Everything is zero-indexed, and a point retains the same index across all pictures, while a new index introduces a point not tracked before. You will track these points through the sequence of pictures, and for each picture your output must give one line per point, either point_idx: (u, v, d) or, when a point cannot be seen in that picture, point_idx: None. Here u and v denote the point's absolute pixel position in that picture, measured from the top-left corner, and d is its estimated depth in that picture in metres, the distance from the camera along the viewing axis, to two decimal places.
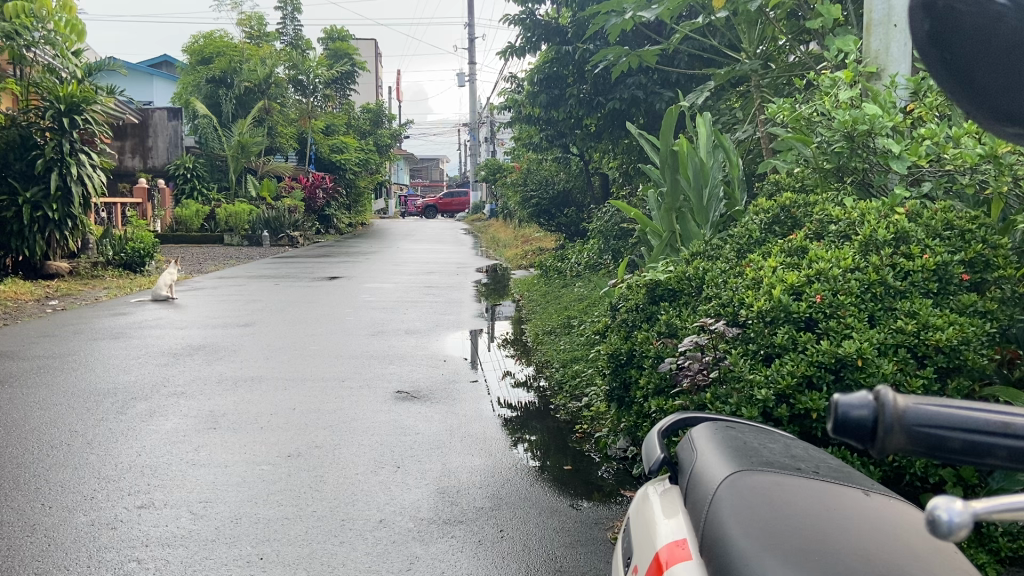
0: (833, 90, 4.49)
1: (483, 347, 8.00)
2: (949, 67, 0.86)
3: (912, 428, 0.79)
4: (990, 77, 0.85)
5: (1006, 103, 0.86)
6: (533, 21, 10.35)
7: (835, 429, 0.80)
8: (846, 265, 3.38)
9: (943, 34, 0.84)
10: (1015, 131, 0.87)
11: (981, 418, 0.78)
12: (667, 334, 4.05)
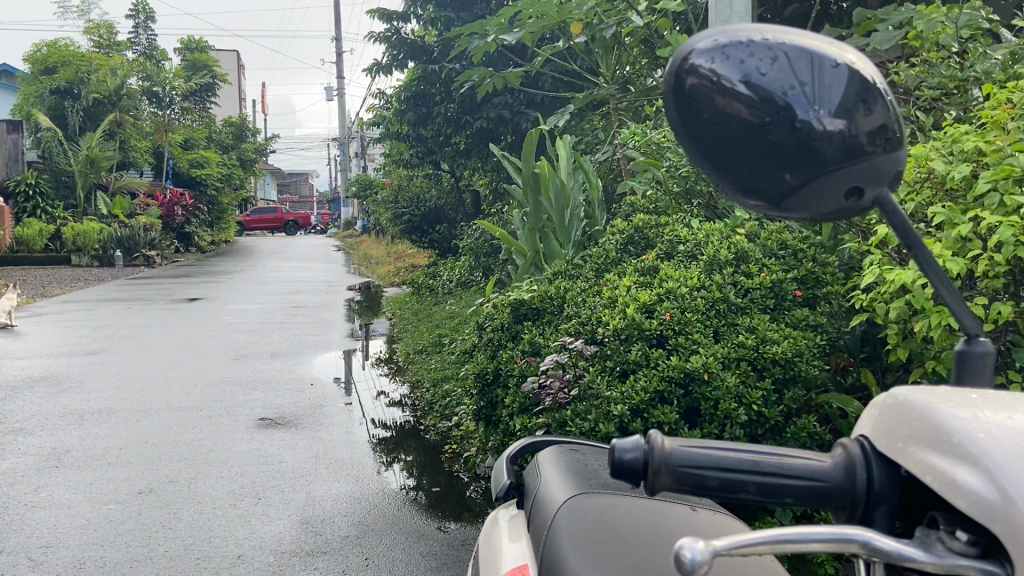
0: None
1: (355, 367, 7.90)
2: (708, 150, 0.99)
3: (677, 468, 0.92)
4: (738, 162, 0.97)
5: (756, 178, 0.98)
6: (399, 39, 10.27)
7: (614, 470, 0.93)
8: (692, 284, 3.57)
9: (700, 124, 0.97)
10: (755, 199, 1.00)
11: (732, 458, 0.92)
12: (531, 352, 4.13)
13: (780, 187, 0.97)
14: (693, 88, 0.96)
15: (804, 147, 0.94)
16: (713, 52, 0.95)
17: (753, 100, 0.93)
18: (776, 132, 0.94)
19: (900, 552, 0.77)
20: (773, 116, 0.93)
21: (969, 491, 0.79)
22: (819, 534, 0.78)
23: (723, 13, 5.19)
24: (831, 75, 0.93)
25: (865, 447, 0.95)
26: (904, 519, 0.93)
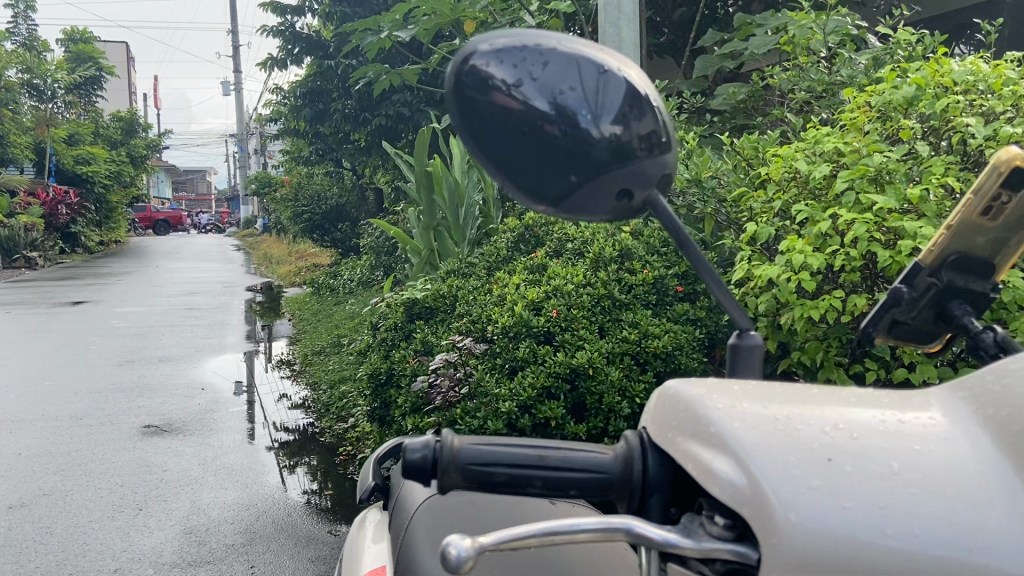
0: None
1: (257, 370, 7.70)
2: (490, 151, 1.03)
3: (466, 466, 0.94)
4: (519, 164, 1.02)
5: (536, 178, 1.03)
6: (294, 34, 10.09)
7: (404, 471, 0.95)
8: (578, 281, 3.65)
9: (480, 125, 1.02)
10: (539, 201, 1.05)
11: (519, 454, 0.94)
12: (423, 352, 4.11)
13: (558, 189, 1.03)
14: (472, 89, 1.01)
15: (582, 148, 1.00)
16: (490, 57, 1.01)
17: (525, 101, 0.99)
18: (549, 133, 0.99)
19: (664, 539, 0.81)
20: (545, 117, 0.99)
21: (723, 479, 0.83)
22: (586, 525, 0.81)
23: (611, 15, 5.31)
24: (604, 80, 1.01)
25: (646, 437, 1.00)
26: (674, 505, 0.99)
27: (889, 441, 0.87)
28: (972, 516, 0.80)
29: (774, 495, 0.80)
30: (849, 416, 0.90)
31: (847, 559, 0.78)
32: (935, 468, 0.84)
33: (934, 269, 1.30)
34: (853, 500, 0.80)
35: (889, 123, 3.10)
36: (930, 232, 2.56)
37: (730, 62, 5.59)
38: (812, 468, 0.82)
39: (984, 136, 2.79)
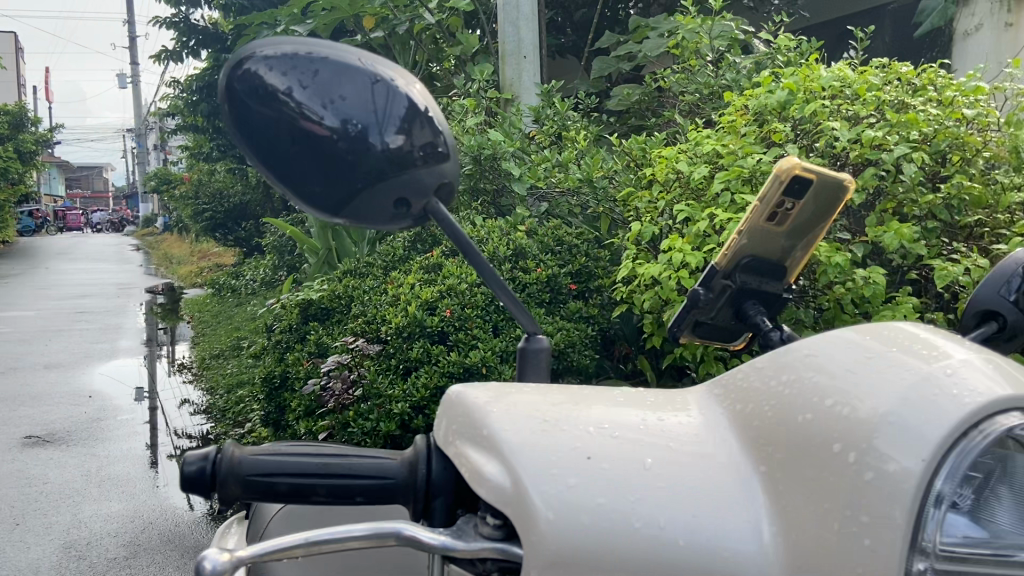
0: (461, 117, 4.87)
1: (158, 376, 7.41)
2: (272, 153, 1.16)
3: (243, 478, 1.06)
4: (300, 166, 1.15)
5: (316, 179, 1.15)
6: (189, 26, 9.74)
7: (188, 483, 1.08)
8: (472, 280, 3.65)
9: (262, 129, 1.14)
10: (319, 201, 1.17)
11: (293, 465, 1.07)
12: (318, 354, 4.04)
13: (335, 189, 1.16)
14: (254, 95, 1.14)
15: (357, 150, 1.13)
16: (270, 67, 1.14)
17: (301, 107, 1.12)
18: (324, 136, 1.13)
19: (430, 542, 0.97)
20: (320, 122, 1.13)
21: (491, 482, 0.97)
22: (358, 534, 0.95)
23: (510, 14, 5.34)
24: (379, 89, 1.14)
25: (432, 444, 1.14)
26: (461, 506, 1.11)
27: (645, 443, 1.02)
28: (710, 505, 0.96)
29: (537, 495, 0.93)
30: (612, 422, 1.05)
31: (601, 548, 0.91)
32: (682, 466, 0.99)
33: (729, 271, 1.49)
34: (607, 496, 0.94)
35: (764, 126, 3.24)
36: None
37: (626, 64, 5.71)
38: (570, 470, 0.96)
39: (849, 140, 2.95)
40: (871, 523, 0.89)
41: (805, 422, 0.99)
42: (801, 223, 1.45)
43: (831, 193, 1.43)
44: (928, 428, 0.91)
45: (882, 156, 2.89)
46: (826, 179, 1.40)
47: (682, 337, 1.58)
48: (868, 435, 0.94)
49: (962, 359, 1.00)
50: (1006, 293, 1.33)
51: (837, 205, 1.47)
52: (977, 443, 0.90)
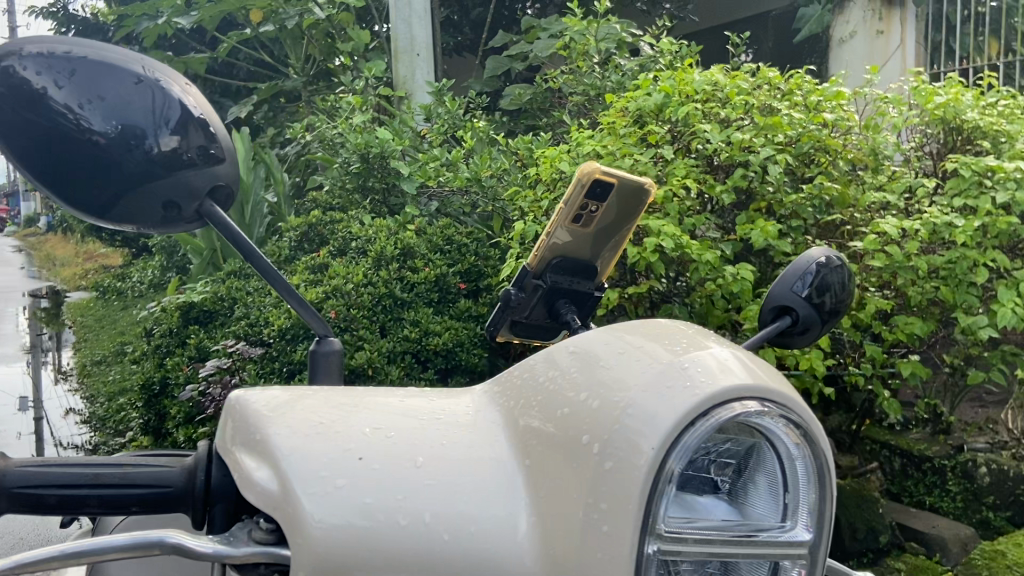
0: (348, 114, 4.81)
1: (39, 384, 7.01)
2: (41, 156, 1.24)
3: (10, 489, 1.05)
4: (69, 168, 1.24)
5: (88, 179, 1.25)
6: (67, 15, 9.24)
7: None
8: (357, 280, 3.58)
9: (27, 133, 1.22)
10: (93, 199, 1.27)
11: (65, 475, 1.06)
12: (198, 358, 3.91)
13: (109, 190, 1.26)
14: (16, 99, 1.21)
15: (125, 150, 1.23)
16: (29, 72, 1.20)
17: (63, 112, 1.20)
18: (90, 139, 1.22)
19: (190, 548, 0.93)
20: (86, 126, 1.21)
21: (258, 486, 0.97)
22: (115, 544, 0.92)
23: (403, 10, 5.29)
24: (145, 90, 1.24)
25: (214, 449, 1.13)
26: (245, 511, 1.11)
27: (420, 440, 1.04)
28: (478, 498, 0.98)
29: (303, 498, 0.94)
30: (390, 420, 1.07)
31: (366, 546, 0.93)
32: (455, 461, 1.02)
33: (539, 272, 1.59)
34: (374, 494, 0.96)
35: (641, 127, 3.33)
36: (670, 230, 2.83)
37: (518, 63, 5.77)
38: (338, 471, 0.97)
39: (719, 142, 3.11)
40: (618, 509, 0.93)
41: (566, 413, 1.03)
42: (605, 223, 1.54)
43: (633, 195, 1.54)
44: (667, 410, 0.95)
45: (750, 157, 3.08)
46: (626, 181, 1.51)
47: (500, 335, 1.65)
48: (616, 423, 0.97)
49: (712, 345, 1.04)
50: (797, 288, 1.36)
51: (643, 208, 1.57)
52: (713, 422, 0.94)
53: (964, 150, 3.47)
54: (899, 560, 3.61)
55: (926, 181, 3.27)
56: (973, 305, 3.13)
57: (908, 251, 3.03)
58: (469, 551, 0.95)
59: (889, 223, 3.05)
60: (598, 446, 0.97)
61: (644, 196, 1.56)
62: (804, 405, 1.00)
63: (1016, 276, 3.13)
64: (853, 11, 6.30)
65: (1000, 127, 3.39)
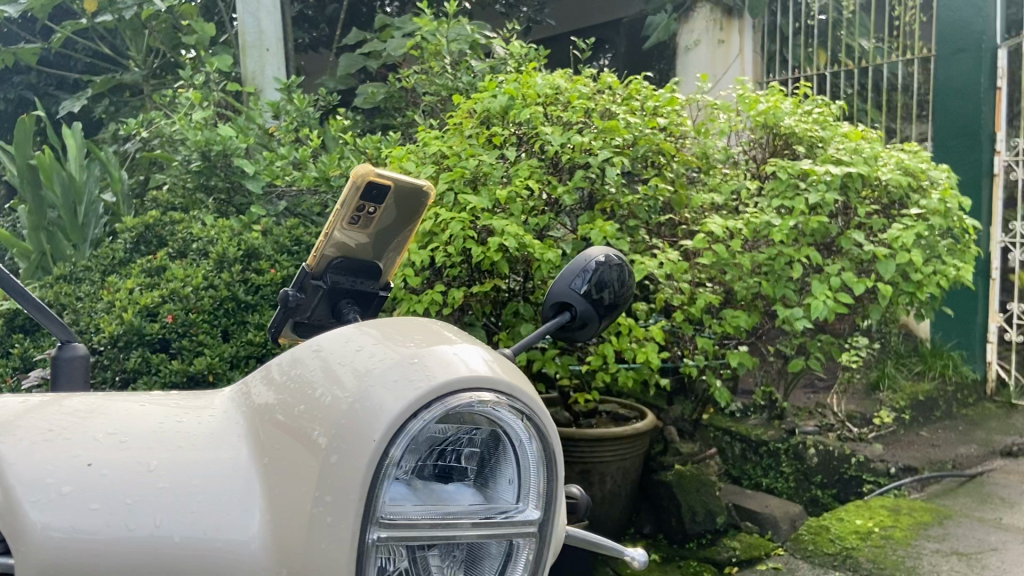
0: (188, 111, 4.61)
1: None
2: None
3: None
4: None
5: None
6: None
7: None
8: (197, 284, 3.43)
9: None
10: None
11: None
12: (21, 369, 3.63)
13: None
14: None
15: None
16: None
17: None
18: None
19: None
20: None
21: None
22: None
23: (250, 4, 5.11)
24: None
25: None
26: None
27: (156, 447, 1.10)
28: (210, 499, 1.04)
29: (25, 508, 0.99)
30: (126, 426, 1.14)
31: (91, 552, 0.97)
32: (188, 465, 1.08)
33: (320, 274, 1.74)
34: (102, 501, 1.01)
35: (487, 128, 3.38)
36: (513, 230, 2.89)
37: (372, 62, 5.72)
38: (64, 478, 1.02)
39: (560, 144, 3.23)
40: (341, 495, 1.03)
41: (300, 414, 1.11)
42: (385, 223, 1.68)
43: (412, 197, 1.68)
44: (390, 406, 1.05)
45: (589, 159, 3.24)
46: (401, 185, 1.64)
47: (285, 335, 1.81)
48: (346, 419, 1.06)
49: (436, 342, 1.16)
50: (576, 285, 1.47)
51: (423, 208, 1.72)
52: (433, 415, 1.05)
53: (783, 154, 3.81)
54: (734, 539, 3.81)
55: (748, 183, 3.57)
56: (790, 297, 3.43)
57: (732, 249, 3.28)
58: (204, 545, 1.00)
59: (715, 223, 3.30)
60: (326, 442, 1.05)
61: (423, 197, 1.70)
62: (524, 393, 1.14)
63: (829, 271, 3.42)
64: (697, 20, 6.48)
65: (814, 134, 3.70)
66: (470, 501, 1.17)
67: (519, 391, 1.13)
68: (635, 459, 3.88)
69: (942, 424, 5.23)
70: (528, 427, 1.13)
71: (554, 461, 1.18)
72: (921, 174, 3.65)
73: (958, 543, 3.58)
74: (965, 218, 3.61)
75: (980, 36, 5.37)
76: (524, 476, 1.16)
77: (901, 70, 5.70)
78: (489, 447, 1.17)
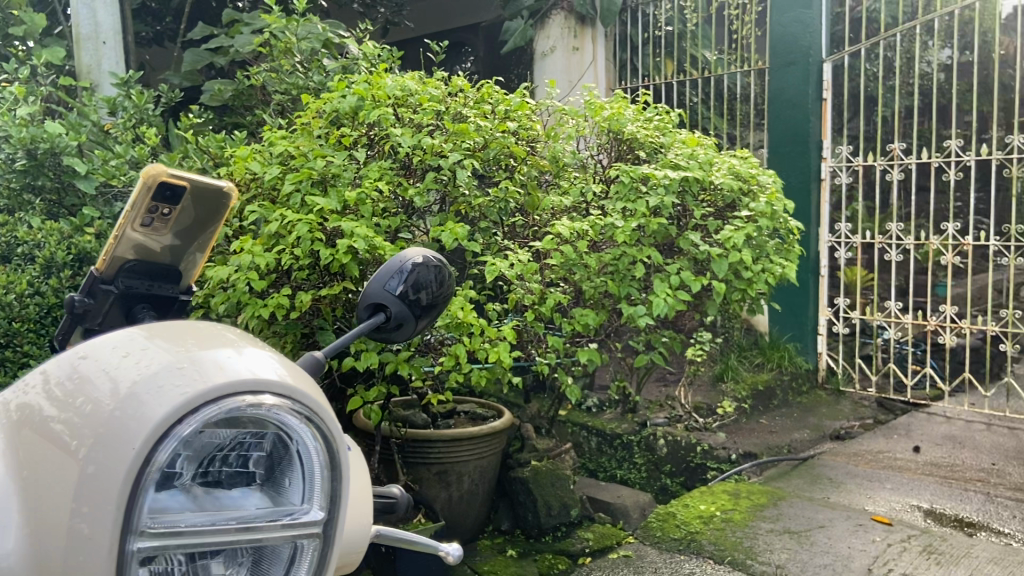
0: (10, 105, 4.25)
1: None
2: None
3: None
4: None
5: None
6: None
7: None
8: (21, 290, 3.20)
9: None
10: None
11: None
12: None
13: None
14: None
15: None
16: None
17: None
18: None
19: None
20: None
21: None
22: None
23: None
24: None
25: None
26: None
27: None
28: None
29: None
30: None
31: None
32: None
33: (112, 278, 1.76)
34: None
35: (337, 129, 3.36)
36: (362, 232, 2.87)
37: (219, 58, 5.49)
38: None
39: (411, 146, 3.24)
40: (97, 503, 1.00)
41: (65, 426, 1.09)
42: (184, 222, 1.75)
43: (211, 198, 1.77)
44: (153, 414, 1.04)
45: (440, 162, 3.26)
46: (199, 185, 1.72)
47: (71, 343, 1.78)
48: (109, 426, 1.04)
49: (216, 350, 1.17)
50: (391, 286, 1.54)
51: (224, 211, 1.82)
52: (202, 419, 1.05)
53: (628, 158, 4.01)
54: (588, 530, 3.95)
55: (595, 188, 3.78)
56: (634, 296, 3.64)
57: (579, 250, 3.48)
58: None
59: (563, 224, 3.49)
60: (86, 452, 1.03)
61: (224, 200, 1.80)
62: (305, 396, 1.15)
63: (669, 271, 3.66)
64: (552, 27, 6.53)
65: (655, 140, 3.94)
66: (255, 505, 1.17)
67: (300, 395, 1.15)
68: (492, 458, 3.93)
69: (779, 411, 5.61)
70: (311, 429, 1.15)
71: (339, 462, 1.20)
72: (751, 178, 3.93)
73: (790, 522, 3.82)
74: (789, 221, 3.94)
75: (808, 50, 5.80)
76: (309, 477, 1.17)
77: (740, 79, 6.06)
78: (274, 452, 1.16)
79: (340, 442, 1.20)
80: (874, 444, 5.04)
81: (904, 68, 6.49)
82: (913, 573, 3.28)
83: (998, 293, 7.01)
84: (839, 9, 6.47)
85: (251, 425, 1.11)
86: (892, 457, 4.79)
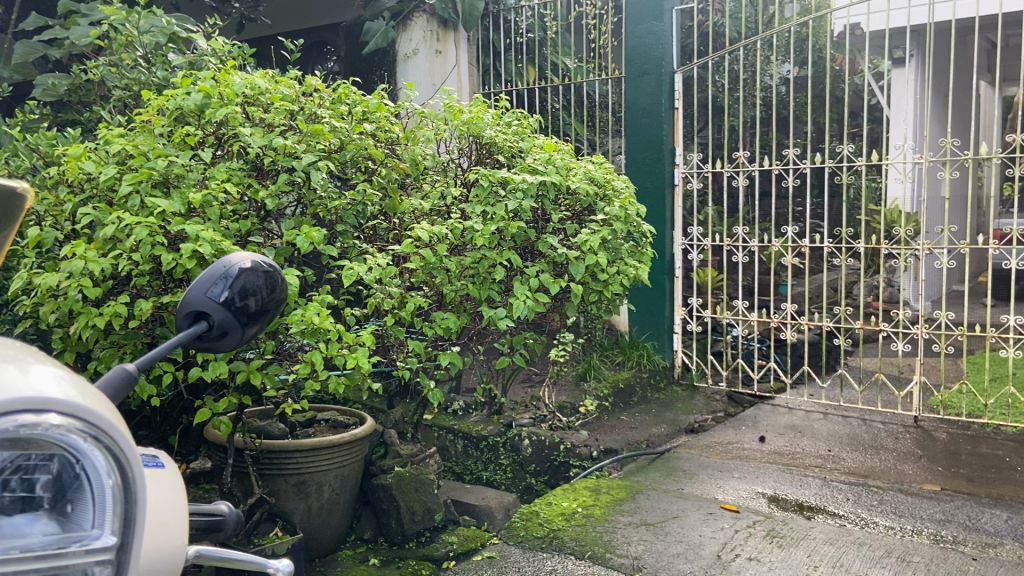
0: None
1: None
2: None
3: None
4: None
5: None
6: None
7: None
8: None
9: None
10: None
11: None
12: None
13: None
14: None
15: None
16: None
17: None
18: None
19: None
20: None
21: None
22: None
23: None
24: None
25: None
26: None
27: None
28: None
29: None
30: None
31: None
32: None
33: None
34: None
35: (181, 127, 3.21)
36: (208, 236, 2.75)
37: (51, 49, 5.10)
38: None
39: (261, 146, 3.12)
40: None
41: None
42: None
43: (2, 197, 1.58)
44: None
45: (293, 163, 3.16)
46: None
47: None
48: None
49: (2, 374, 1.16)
50: (215, 293, 1.57)
51: (21, 208, 1.64)
52: None
53: (487, 162, 4.05)
54: (452, 534, 3.94)
55: (454, 190, 3.79)
56: (494, 298, 3.68)
57: (439, 253, 3.49)
58: None
59: (422, 228, 3.48)
60: None
61: (20, 197, 1.62)
62: (92, 414, 1.14)
63: (528, 273, 3.71)
64: (415, 29, 6.46)
65: (514, 145, 4.01)
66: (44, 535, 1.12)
67: (86, 413, 1.13)
68: (354, 466, 3.84)
69: (638, 407, 5.81)
70: (97, 446, 1.12)
71: (135, 483, 1.17)
72: (607, 183, 4.06)
73: (646, 514, 3.97)
74: (642, 224, 4.12)
75: (660, 62, 5.97)
76: (101, 500, 1.13)
77: (599, 88, 6.23)
78: (61, 475, 1.12)
79: (137, 462, 1.18)
80: (725, 436, 5.31)
81: (747, 81, 6.90)
82: (758, 556, 3.48)
83: (833, 291, 7.58)
84: (688, 24, 6.80)
85: (31, 448, 1.09)
86: (740, 448, 5.07)
